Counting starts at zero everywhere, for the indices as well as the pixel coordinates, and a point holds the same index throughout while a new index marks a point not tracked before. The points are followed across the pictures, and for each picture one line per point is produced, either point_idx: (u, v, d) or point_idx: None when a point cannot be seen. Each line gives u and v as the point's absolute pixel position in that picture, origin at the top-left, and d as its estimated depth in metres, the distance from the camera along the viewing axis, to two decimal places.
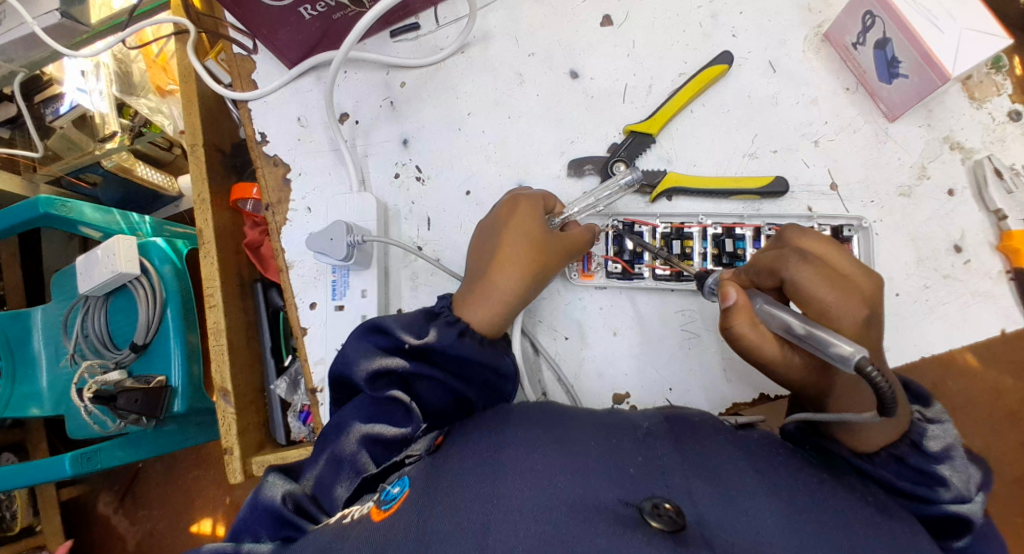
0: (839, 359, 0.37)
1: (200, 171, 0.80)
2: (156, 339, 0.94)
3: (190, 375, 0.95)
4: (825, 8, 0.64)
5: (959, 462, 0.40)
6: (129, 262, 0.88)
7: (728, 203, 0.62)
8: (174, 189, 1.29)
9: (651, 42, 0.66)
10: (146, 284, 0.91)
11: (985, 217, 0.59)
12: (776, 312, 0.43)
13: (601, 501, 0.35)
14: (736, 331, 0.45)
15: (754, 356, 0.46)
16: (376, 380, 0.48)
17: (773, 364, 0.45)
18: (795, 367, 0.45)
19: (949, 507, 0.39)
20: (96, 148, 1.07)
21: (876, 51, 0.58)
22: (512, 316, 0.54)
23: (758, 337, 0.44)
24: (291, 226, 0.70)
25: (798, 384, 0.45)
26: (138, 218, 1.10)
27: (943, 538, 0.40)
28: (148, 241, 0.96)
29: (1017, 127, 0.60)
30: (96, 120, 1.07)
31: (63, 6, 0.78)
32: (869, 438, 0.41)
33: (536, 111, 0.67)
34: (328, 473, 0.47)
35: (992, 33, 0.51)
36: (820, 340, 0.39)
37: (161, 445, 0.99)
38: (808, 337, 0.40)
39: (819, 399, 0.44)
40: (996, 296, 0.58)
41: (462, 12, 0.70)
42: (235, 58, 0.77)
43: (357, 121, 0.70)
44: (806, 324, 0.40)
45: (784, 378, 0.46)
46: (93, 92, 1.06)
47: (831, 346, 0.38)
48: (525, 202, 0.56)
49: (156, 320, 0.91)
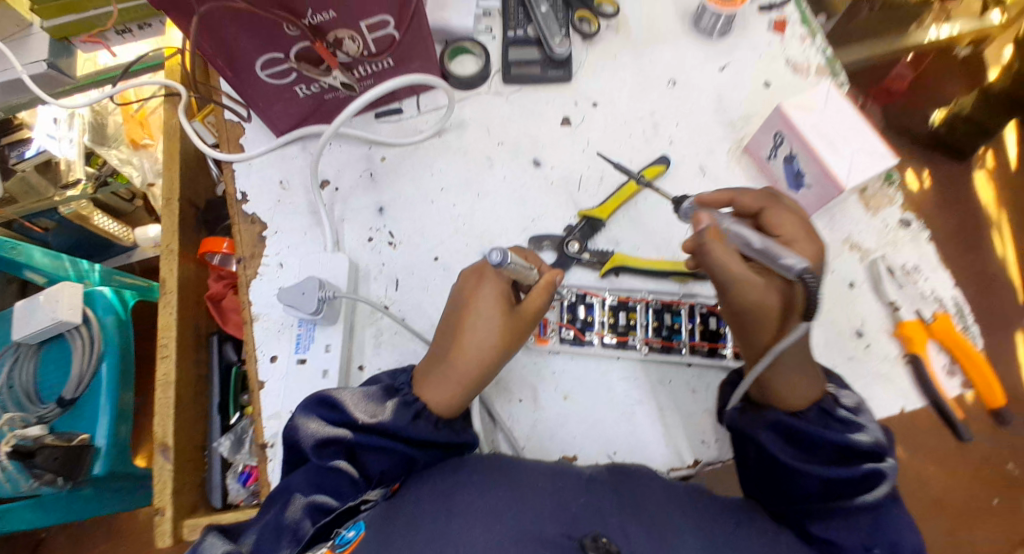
0: (785, 269, 0.52)
1: (173, 224, 0.84)
2: (86, 394, 0.96)
3: (116, 436, 0.96)
4: (745, 126, 0.76)
5: (868, 423, 0.53)
6: (70, 310, 0.92)
7: (667, 282, 0.70)
8: (128, 238, 1.36)
9: (604, 142, 0.77)
10: (85, 334, 0.94)
11: (883, 308, 0.69)
12: (733, 229, 0.54)
13: (547, 536, 0.38)
14: (712, 254, 0.52)
15: (717, 277, 0.54)
16: (323, 448, 0.48)
17: (740, 285, 0.52)
18: (758, 299, 0.53)
19: (865, 448, 0.50)
20: (57, 194, 1.08)
21: (785, 164, 0.70)
22: (476, 395, 0.53)
23: (727, 258, 0.52)
24: (260, 280, 0.72)
25: (753, 311, 0.54)
26: (89, 266, 1.10)
27: (858, 494, 0.49)
28: (93, 290, 0.99)
29: (907, 233, 0.71)
30: (61, 166, 1.08)
31: (51, 57, 0.84)
32: (796, 396, 0.54)
33: (502, 190, 0.75)
34: (269, 539, 0.45)
35: (879, 154, 0.64)
36: (771, 255, 0.53)
37: (73, 508, 0.93)
38: (763, 250, 0.53)
39: (764, 325, 0.55)
40: (894, 378, 0.66)
41: (441, 102, 0.79)
42: (226, 122, 0.80)
43: (336, 188, 0.76)
44: (763, 240, 0.53)
45: (741, 307, 0.54)
46: (64, 139, 1.07)
47: (780, 258, 0.52)
48: (486, 286, 0.54)
49: (88, 372, 0.93)
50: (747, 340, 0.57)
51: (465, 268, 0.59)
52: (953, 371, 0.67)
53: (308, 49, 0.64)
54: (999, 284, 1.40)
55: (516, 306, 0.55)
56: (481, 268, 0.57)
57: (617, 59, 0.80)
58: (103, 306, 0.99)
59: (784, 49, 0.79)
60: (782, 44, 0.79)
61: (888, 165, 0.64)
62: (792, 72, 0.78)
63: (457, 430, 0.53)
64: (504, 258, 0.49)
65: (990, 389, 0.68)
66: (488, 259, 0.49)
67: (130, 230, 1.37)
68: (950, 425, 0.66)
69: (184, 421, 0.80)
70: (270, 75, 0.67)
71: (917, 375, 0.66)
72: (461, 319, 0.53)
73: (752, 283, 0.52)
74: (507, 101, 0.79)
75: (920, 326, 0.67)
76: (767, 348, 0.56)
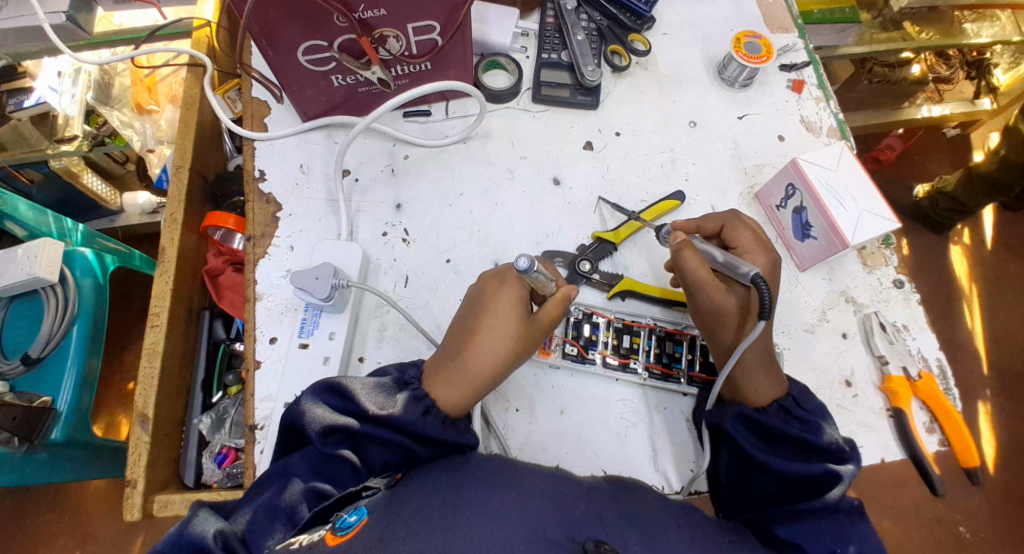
0: (742, 276, 0.59)
1: (180, 193, 0.82)
2: (54, 356, 0.92)
3: (78, 403, 0.93)
4: (757, 173, 0.79)
5: (827, 429, 0.57)
6: (49, 266, 0.89)
7: (671, 312, 0.72)
8: (115, 201, 1.32)
9: (623, 169, 0.79)
10: (60, 294, 0.92)
11: (872, 361, 0.72)
12: (703, 246, 0.64)
13: (550, 537, 0.38)
14: (682, 259, 0.62)
15: (685, 281, 0.62)
16: (327, 435, 0.49)
17: (703, 287, 0.61)
18: (718, 306, 0.61)
19: (823, 444, 0.55)
20: (50, 147, 1.06)
21: (794, 215, 0.73)
22: (483, 397, 0.57)
23: (697, 265, 0.61)
24: (268, 261, 0.72)
25: (714, 312, 0.62)
26: (72, 225, 1.07)
27: (818, 494, 0.52)
28: (75, 251, 0.98)
29: (899, 292, 0.75)
30: (59, 120, 1.06)
31: (70, 10, 0.81)
32: (757, 392, 0.60)
33: (521, 204, 0.77)
34: (264, 520, 0.46)
35: (884, 217, 0.67)
36: (732, 265, 0.60)
37: (25, 474, 0.87)
38: (726, 262, 0.61)
39: (726, 324, 0.62)
40: (877, 428, 0.69)
41: (470, 111, 0.81)
42: (252, 100, 0.80)
43: (357, 179, 0.76)
44: (725, 254, 0.61)
45: (706, 309, 0.62)
46: (66, 94, 1.06)
47: (739, 268, 0.59)
48: (507, 290, 0.58)
49: (58, 334, 0.91)
50: (713, 340, 0.64)
51: (486, 272, 0.62)
52: (932, 429, 0.70)
53: (351, 41, 0.65)
54: (965, 353, 1.47)
55: (533, 314, 0.58)
56: (503, 273, 0.60)
57: (642, 93, 0.83)
58: (83, 267, 0.98)
59: (799, 107, 0.83)
60: (798, 103, 0.83)
61: (891, 229, 0.67)
62: (805, 130, 0.82)
63: (461, 431, 0.54)
64: (530, 265, 0.53)
65: (968, 452, 0.68)
66: (515, 264, 0.53)
67: (119, 194, 1.34)
68: (926, 477, 0.66)
69: (166, 393, 0.78)
70: (310, 60, 0.67)
71: (898, 427, 0.69)
72: (479, 319, 0.57)
73: (713, 288, 0.61)
74: (533, 118, 0.81)
75: (904, 382, 0.69)
76: (731, 348, 0.62)
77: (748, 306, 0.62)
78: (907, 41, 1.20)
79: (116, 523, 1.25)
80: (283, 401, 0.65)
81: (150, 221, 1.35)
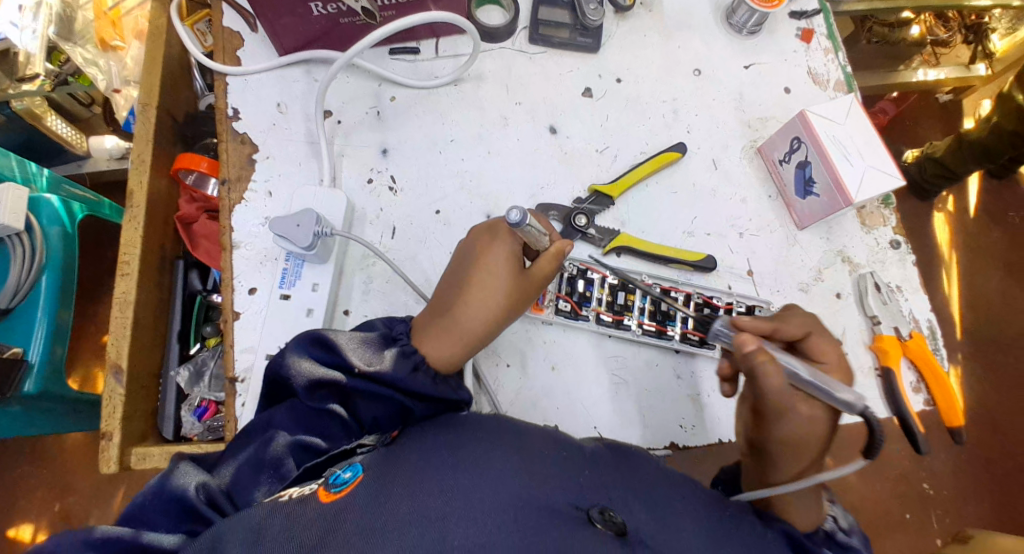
0: (844, 404, 0.46)
1: (147, 132, 0.77)
2: (21, 307, 0.87)
3: (50, 355, 0.89)
4: (760, 127, 0.76)
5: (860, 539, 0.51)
6: (14, 214, 0.82)
7: (667, 269, 0.70)
8: (81, 145, 1.25)
9: (623, 118, 0.75)
10: (27, 243, 0.85)
11: (864, 321, 0.71)
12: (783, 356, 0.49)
13: (557, 504, 0.38)
14: (763, 379, 0.47)
15: (760, 403, 0.48)
16: (314, 389, 0.48)
17: (783, 416, 0.48)
18: (802, 429, 0.48)
19: None
20: (11, 87, 0.96)
21: (797, 170, 0.70)
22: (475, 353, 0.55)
23: (781, 387, 0.46)
24: (245, 207, 0.67)
25: (789, 440, 0.49)
26: (37, 170, 1.00)
27: None
28: (40, 197, 0.92)
29: (896, 254, 0.74)
30: (19, 57, 0.96)
31: None
32: (802, 515, 0.51)
33: (514, 153, 0.73)
34: (249, 473, 0.45)
35: (890, 175, 0.65)
36: (826, 385, 0.47)
37: None
38: (817, 384, 0.47)
39: (796, 457, 0.49)
40: (865, 387, 0.69)
41: (461, 50, 0.76)
42: (223, 30, 0.73)
43: (340, 121, 0.72)
44: (813, 371, 0.47)
45: (780, 438, 0.49)
46: (26, 29, 0.96)
47: (838, 392, 0.46)
48: (498, 245, 0.54)
49: (26, 284, 0.85)
50: (764, 466, 0.51)
51: (476, 225, 0.59)
52: (919, 389, 0.70)
53: None
54: (941, 320, 1.50)
55: (525, 269, 0.56)
56: (493, 226, 0.57)
57: (646, 37, 0.78)
58: (49, 215, 0.92)
59: (807, 58, 0.79)
60: (807, 53, 0.79)
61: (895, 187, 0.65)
62: (811, 83, 0.78)
63: (453, 388, 0.52)
64: (523, 217, 0.49)
65: (953, 412, 0.69)
66: (506, 217, 0.49)
67: (84, 137, 1.27)
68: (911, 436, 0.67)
69: (140, 345, 0.75)
70: None
71: (886, 387, 0.69)
72: (468, 275, 0.54)
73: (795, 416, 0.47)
74: (530, 61, 0.76)
75: (896, 342, 0.69)
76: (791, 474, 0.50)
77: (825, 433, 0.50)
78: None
79: (94, 474, 1.24)
80: (265, 353, 0.62)
81: (118, 167, 1.28)
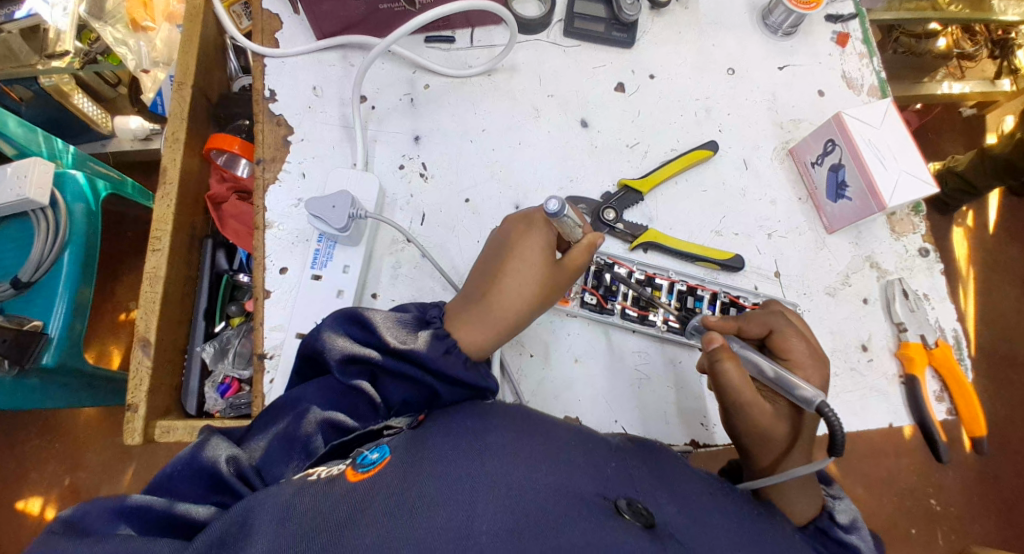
0: (802, 401, 0.48)
1: (182, 110, 0.77)
2: (44, 282, 0.89)
3: (71, 330, 0.90)
4: (793, 128, 0.76)
5: (863, 534, 0.50)
6: (40, 188, 0.85)
7: (693, 266, 0.71)
8: (107, 125, 1.26)
9: (655, 115, 0.75)
10: (50, 218, 0.87)
11: (890, 327, 0.71)
12: (745, 353, 0.53)
13: (585, 493, 0.38)
14: (721, 372, 0.51)
15: (724, 397, 0.52)
16: (348, 365, 0.48)
17: (745, 408, 0.50)
18: (767, 422, 0.50)
19: None
20: (39, 62, 0.98)
21: (830, 172, 0.69)
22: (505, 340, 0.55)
23: (739, 380, 0.50)
24: (279, 187, 0.68)
25: (754, 433, 0.51)
26: (62, 146, 1.01)
27: None
28: (65, 174, 0.93)
29: (924, 261, 0.74)
30: (50, 34, 0.98)
31: None
32: (796, 508, 0.50)
33: (543, 146, 0.73)
34: (279, 449, 0.46)
35: (924, 181, 0.64)
36: (786, 383, 0.49)
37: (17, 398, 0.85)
38: (776, 379, 0.50)
39: (766, 450, 0.51)
40: (888, 394, 0.69)
41: (496, 41, 0.76)
42: (263, 13, 0.74)
43: (374, 107, 0.72)
44: (776, 369, 0.50)
45: (749, 430, 0.51)
46: (57, 6, 0.95)
47: (796, 389, 0.48)
48: (534, 233, 0.55)
49: (49, 259, 0.87)
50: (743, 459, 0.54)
51: (511, 214, 0.59)
52: (942, 397, 0.70)
53: None
54: None
55: (558, 260, 0.56)
56: (529, 215, 0.57)
57: (681, 35, 0.78)
58: (73, 192, 0.93)
59: (842, 62, 0.79)
60: (842, 57, 0.79)
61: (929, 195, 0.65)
62: (845, 86, 0.78)
63: (481, 374, 0.52)
64: (562, 207, 0.50)
65: (975, 421, 0.68)
66: (544, 207, 0.50)
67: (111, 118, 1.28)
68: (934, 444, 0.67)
69: (167, 321, 0.76)
70: None
71: (909, 394, 0.69)
72: (503, 261, 0.54)
73: (756, 409, 0.50)
74: (564, 54, 0.76)
75: (922, 350, 0.69)
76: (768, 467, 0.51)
77: (800, 429, 0.51)
78: (937, 11, 1.13)
79: (105, 451, 1.25)
80: (295, 332, 0.63)
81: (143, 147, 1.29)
